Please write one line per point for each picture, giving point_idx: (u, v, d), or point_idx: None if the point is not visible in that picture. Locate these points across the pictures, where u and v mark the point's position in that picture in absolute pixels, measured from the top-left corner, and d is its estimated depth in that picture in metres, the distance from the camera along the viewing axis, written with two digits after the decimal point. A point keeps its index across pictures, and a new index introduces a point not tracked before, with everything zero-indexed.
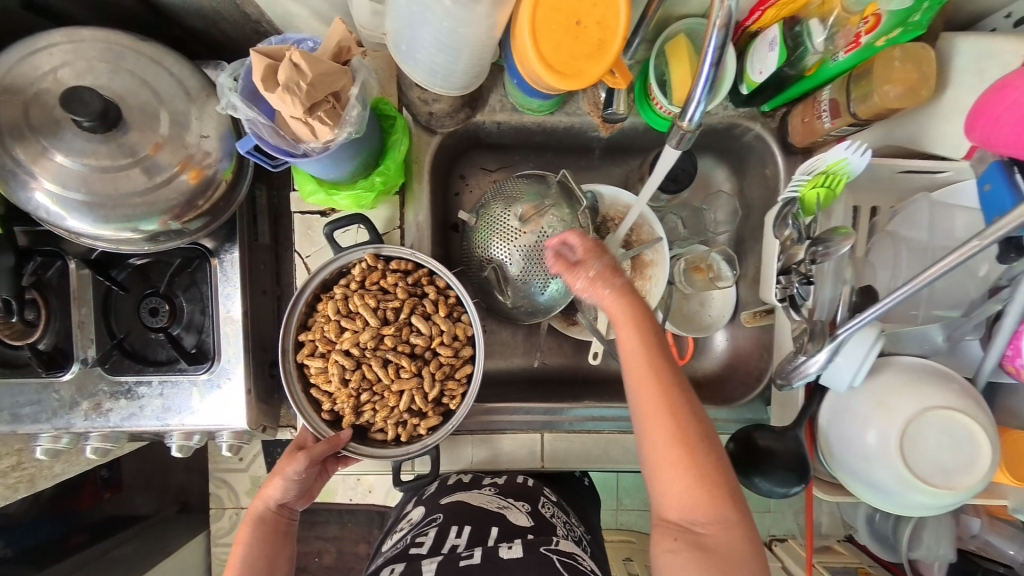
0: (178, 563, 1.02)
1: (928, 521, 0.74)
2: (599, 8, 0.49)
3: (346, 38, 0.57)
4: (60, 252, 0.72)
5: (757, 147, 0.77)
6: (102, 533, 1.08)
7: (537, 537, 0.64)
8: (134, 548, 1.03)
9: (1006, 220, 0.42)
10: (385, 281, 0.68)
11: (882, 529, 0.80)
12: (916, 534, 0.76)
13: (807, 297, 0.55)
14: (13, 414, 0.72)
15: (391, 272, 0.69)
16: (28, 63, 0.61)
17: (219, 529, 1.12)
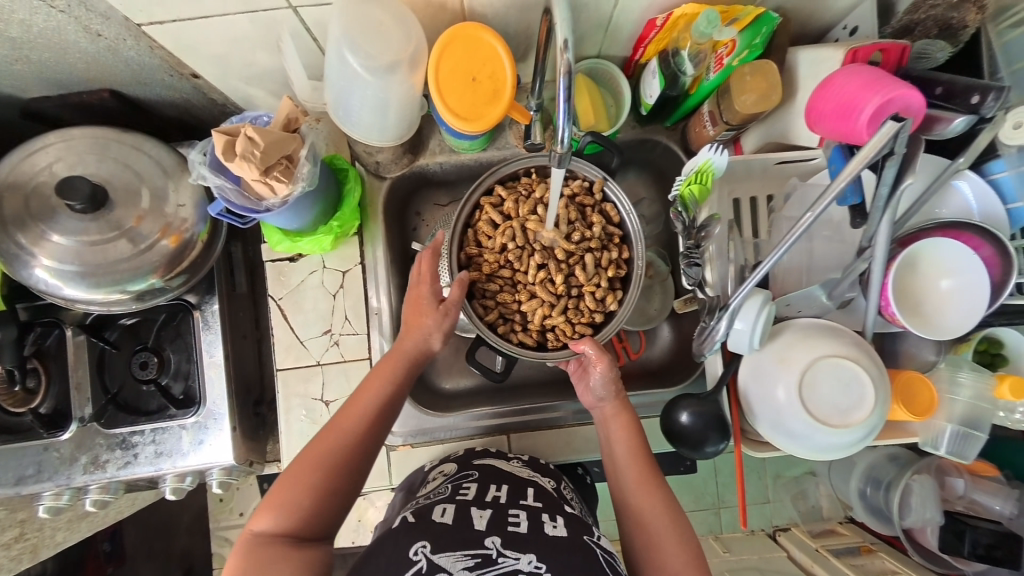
0: None
1: (914, 490, 0.81)
2: (489, 65, 0.62)
3: (292, 111, 0.69)
4: (58, 321, 0.80)
5: (669, 157, 0.88)
6: None
7: (574, 515, 0.68)
8: None
9: (827, 192, 0.51)
10: (591, 212, 0.76)
11: (876, 503, 0.88)
12: (905, 501, 0.82)
13: (698, 276, 0.65)
14: (18, 477, 0.78)
15: (597, 210, 0.77)
16: (27, 162, 0.72)
17: None
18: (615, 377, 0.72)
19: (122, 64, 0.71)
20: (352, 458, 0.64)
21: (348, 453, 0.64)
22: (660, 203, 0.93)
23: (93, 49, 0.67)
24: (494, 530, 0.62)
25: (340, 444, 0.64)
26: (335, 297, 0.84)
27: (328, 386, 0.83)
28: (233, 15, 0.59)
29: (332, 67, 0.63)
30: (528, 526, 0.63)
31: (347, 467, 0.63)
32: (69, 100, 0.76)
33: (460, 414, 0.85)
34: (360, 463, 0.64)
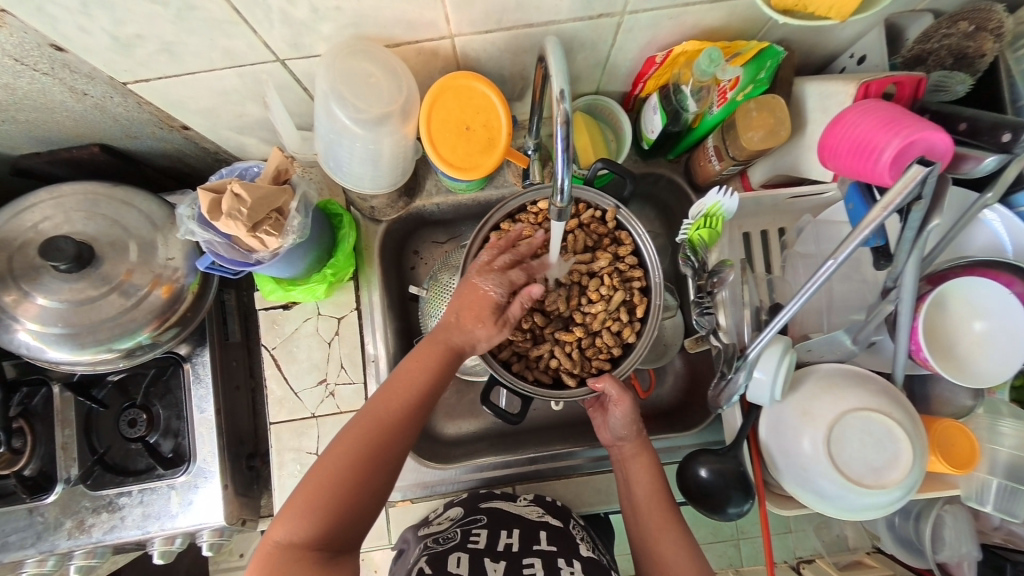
0: None
1: (945, 516, 0.70)
2: (483, 114, 0.60)
3: (282, 162, 0.66)
4: (45, 378, 0.78)
5: (673, 189, 0.85)
6: None
7: (592, 558, 0.63)
8: None
9: (847, 240, 0.46)
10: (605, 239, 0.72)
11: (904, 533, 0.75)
12: (936, 532, 0.71)
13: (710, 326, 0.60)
14: (1, 544, 0.75)
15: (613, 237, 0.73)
16: (16, 221, 0.71)
17: None
18: (636, 418, 0.65)
19: (110, 121, 0.70)
20: (379, 460, 0.56)
21: (378, 453, 0.56)
22: (664, 236, 0.90)
23: (80, 107, 0.66)
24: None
25: (370, 444, 0.56)
26: (330, 345, 0.81)
27: (323, 439, 0.78)
28: (220, 72, 0.60)
29: (321, 121, 0.62)
30: None
31: (373, 471, 0.56)
32: (59, 156, 0.76)
33: (462, 465, 0.78)
34: (389, 466, 0.57)
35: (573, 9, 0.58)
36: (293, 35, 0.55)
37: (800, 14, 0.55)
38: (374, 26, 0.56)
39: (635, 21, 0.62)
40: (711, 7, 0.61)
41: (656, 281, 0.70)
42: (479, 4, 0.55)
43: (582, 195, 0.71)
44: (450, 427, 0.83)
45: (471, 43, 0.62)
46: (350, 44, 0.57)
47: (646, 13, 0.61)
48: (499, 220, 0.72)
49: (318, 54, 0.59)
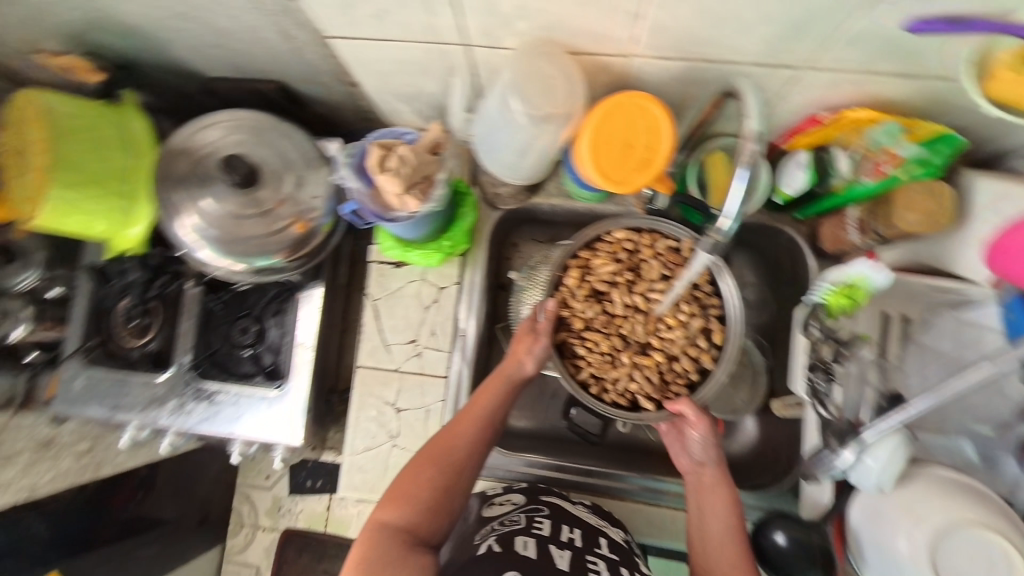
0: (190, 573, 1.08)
1: None
2: (649, 135, 0.60)
3: (440, 136, 0.71)
4: (183, 274, 0.88)
5: (791, 248, 0.82)
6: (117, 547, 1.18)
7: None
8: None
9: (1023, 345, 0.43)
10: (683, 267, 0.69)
11: None
12: None
13: (831, 394, 0.60)
14: (117, 404, 0.86)
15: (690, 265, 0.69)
16: (200, 132, 0.81)
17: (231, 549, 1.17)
18: (713, 441, 0.64)
19: (300, 65, 0.79)
20: (462, 474, 0.58)
21: (460, 467, 0.59)
22: (768, 291, 0.87)
23: (283, 49, 0.75)
24: (578, 574, 0.56)
25: (454, 458, 0.59)
26: (427, 310, 0.86)
27: (402, 394, 0.83)
28: (414, 44, 0.66)
29: (493, 106, 0.66)
30: None
31: (457, 483, 0.58)
32: (246, 86, 0.86)
33: (521, 457, 0.80)
34: (469, 480, 0.59)
35: (760, 54, 0.59)
36: (491, 25, 0.60)
37: (1011, 109, 0.53)
38: (565, 33, 0.59)
39: (814, 77, 0.62)
40: (900, 79, 0.60)
41: (732, 309, 0.66)
42: (673, 30, 0.57)
43: (656, 227, 0.71)
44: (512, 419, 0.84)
45: (645, 65, 0.64)
46: (538, 44, 0.61)
47: (830, 71, 0.60)
48: (576, 249, 0.72)
49: (504, 47, 0.63)
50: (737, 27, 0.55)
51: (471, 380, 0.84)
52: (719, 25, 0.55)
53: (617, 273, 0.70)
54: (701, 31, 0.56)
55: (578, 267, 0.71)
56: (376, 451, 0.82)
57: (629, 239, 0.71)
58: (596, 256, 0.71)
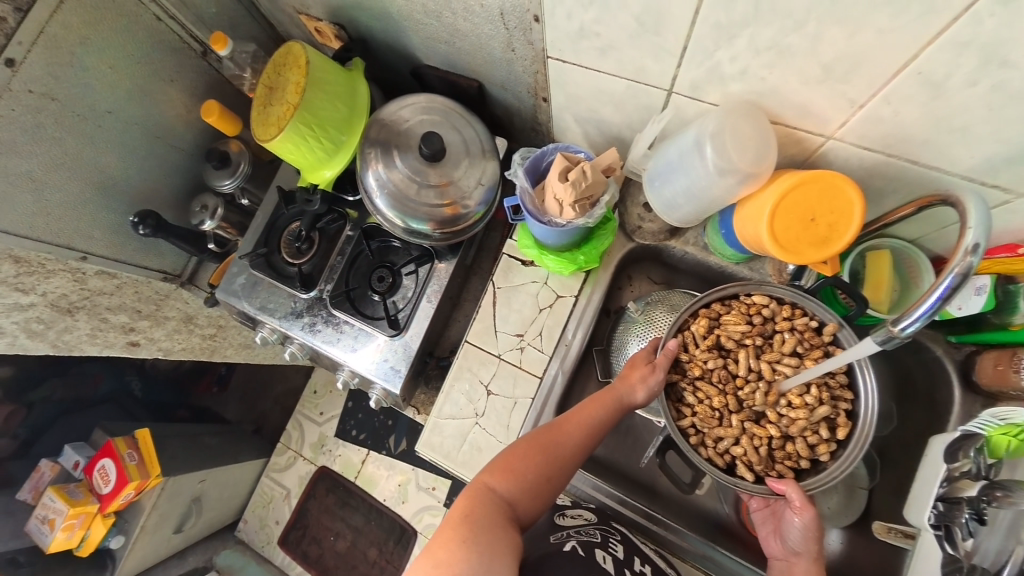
0: (240, 473, 1.44)
1: None
2: (836, 216, 0.58)
3: (614, 161, 0.77)
4: (347, 216, 1.02)
5: (932, 369, 0.77)
6: (198, 415, 1.70)
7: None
8: (216, 442, 1.48)
9: None
10: (822, 351, 0.68)
11: None
12: None
13: (971, 535, 0.55)
14: (263, 306, 1.01)
15: (828, 351, 0.68)
16: (404, 107, 0.94)
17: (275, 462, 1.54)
18: (815, 536, 0.61)
19: (504, 72, 0.89)
20: (563, 470, 0.62)
21: (562, 463, 0.62)
22: (890, 405, 0.82)
23: (497, 57, 0.85)
24: None
25: (560, 453, 0.62)
26: (540, 312, 0.91)
27: (496, 378, 0.89)
28: (620, 79, 0.73)
29: (681, 148, 0.71)
30: None
31: (557, 477, 0.62)
32: (448, 76, 0.99)
33: (591, 479, 0.81)
34: (565, 478, 0.63)
35: (973, 169, 0.58)
36: (704, 79, 0.65)
37: None
38: (774, 102, 0.63)
39: None
40: None
41: (867, 409, 0.64)
42: (888, 126, 0.58)
43: (801, 302, 0.70)
44: None
45: (840, 149, 0.65)
46: (742, 106, 0.64)
47: None
48: (709, 300, 0.74)
49: (706, 100, 0.68)
50: (961, 139, 0.55)
51: (563, 389, 0.88)
52: (942, 132, 0.55)
53: (748, 335, 0.71)
54: (920, 133, 0.56)
55: (706, 317, 0.73)
56: (459, 422, 0.88)
57: (770, 306, 0.72)
58: (728, 312, 0.73)
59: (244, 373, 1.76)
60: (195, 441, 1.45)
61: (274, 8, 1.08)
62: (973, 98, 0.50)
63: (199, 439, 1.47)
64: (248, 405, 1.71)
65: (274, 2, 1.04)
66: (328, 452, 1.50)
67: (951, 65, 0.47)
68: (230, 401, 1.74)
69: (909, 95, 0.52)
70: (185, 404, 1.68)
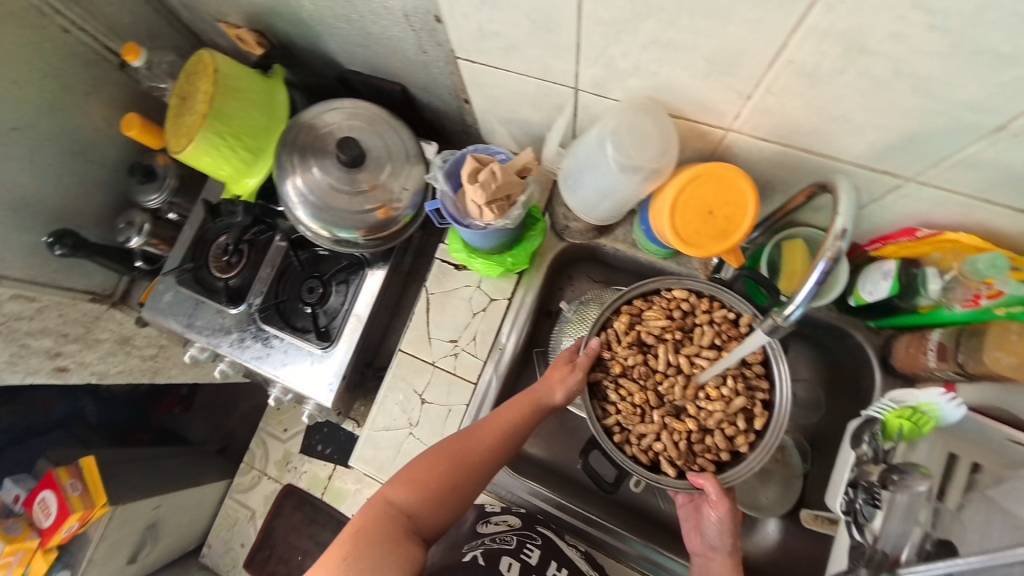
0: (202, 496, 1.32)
1: None
2: (731, 208, 0.62)
3: (530, 161, 0.76)
4: (275, 226, 0.99)
5: (856, 355, 0.78)
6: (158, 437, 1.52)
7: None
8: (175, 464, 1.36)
9: None
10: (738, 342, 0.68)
11: None
12: None
13: (870, 519, 0.56)
14: (191, 323, 0.98)
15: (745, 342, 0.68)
16: (325, 113, 0.91)
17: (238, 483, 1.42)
18: (731, 529, 0.61)
19: (424, 74, 0.88)
20: (469, 478, 0.63)
21: (469, 471, 0.63)
22: (821, 393, 0.82)
23: (413, 58, 0.84)
24: None
25: (467, 462, 0.63)
26: (474, 316, 0.90)
27: (430, 387, 0.87)
28: (528, 78, 0.72)
29: (588, 147, 0.70)
30: None
31: (463, 485, 0.63)
32: (372, 81, 0.97)
33: (527, 484, 0.79)
34: (474, 485, 0.64)
35: (862, 156, 0.58)
36: (603, 76, 0.64)
37: None
38: (672, 97, 0.63)
39: (920, 191, 0.59)
40: (1016, 214, 0.56)
41: (782, 398, 0.64)
42: (778, 117, 0.58)
43: (719, 295, 0.70)
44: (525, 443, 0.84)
45: (742, 142, 0.65)
46: (643, 102, 0.64)
47: (937, 189, 0.58)
48: (631, 296, 0.73)
49: (610, 97, 0.68)
50: (845, 127, 0.55)
51: (497, 394, 0.86)
52: (827, 120, 0.55)
53: (668, 329, 0.70)
54: (807, 123, 0.57)
55: (628, 313, 0.72)
56: (394, 433, 0.86)
57: (688, 299, 0.72)
58: (650, 308, 0.72)
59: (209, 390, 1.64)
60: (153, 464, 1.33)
61: (194, 17, 1.05)
62: (845, 86, 0.50)
63: (160, 462, 1.36)
64: (213, 424, 1.60)
65: (192, 9, 1.01)
66: (294, 469, 1.30)
67: (817, 53, 0.48)
68: (195, 421, 1.61)
69: (788, 85, 0.53)
70: (146, 427, 1.54)
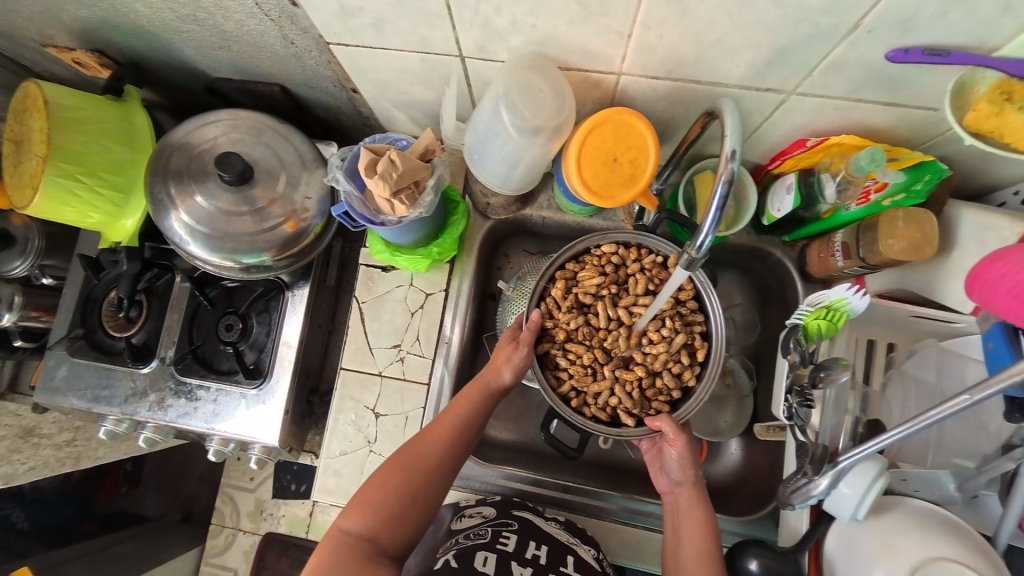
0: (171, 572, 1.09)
1: None
2: (632, 151, 0.64)
3: (431, 142, 0.73)
4: (172, 267, 0.89)
5: (779, 271, 0.82)
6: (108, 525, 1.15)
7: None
8: (132, 548, 1.10)
9: (1013, 370, 0.40)
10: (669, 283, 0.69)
11: None
12: None
13: (805, 418, 0.60)
14: (95, 396, 0.86)
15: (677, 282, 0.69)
16: (199, 131, 0.82)
17: (213, 548, 1.18)
18: (692, 462, 0.64)
19: (301, 68, 0.80)
20: (426, 485, 0.62)
21: (425, 477, 0.62)
22: (756, 313, 0.86)
23: (282, 53, 0.77)
24: None
25: (421, 469, 0.62)
26: (413, 315, 0.86)
27: (382, 399, 0.83)
28: (409, 53, 0.67)
29: (484, 118, 0.67)
30: None
31: (422, 493, 0.61)
32: (247, 86, 0.88)
33: (499, 470, 0.77)
34: (435, 490, 0.62)
35: (745, 77, 0.60)
36: (484, 39, 0.61)
37: (991, 141, 0.53)
38: (557, 49, 0.61)
39: (801, 102, 0.62)
40: (884, 108, 0.60)
41: (717, 327, 0.67)
42: (660, 52, 0.58)
43: (643, 242, 0.70)
44: (489, 430, 0.82)
45: (635, 84, 0.65)
46: (530, 59, 0.62)
47: (815, 98, 0.61)
48: (562, 261, 0.71)
49: (497, 60, 0.65)
50: (723, 51, 0.56)
51: (453, 389, 0.83)
52: (706, 47, 0.55)
53: (603, 286, 0.70)
54: (688, 52, 0.57)
55: (562, 279, 0.71)
56: (352, 456, 0.81)
57: (616, 251, 0.71)
58: (583, 268, 0.71)
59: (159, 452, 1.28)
60: (104, 559, 1.05)
61: (14, 45, 0.89)
62: (714, 9, 0.50)
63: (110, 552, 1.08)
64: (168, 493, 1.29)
65: (9, 36, 0.86)
66: (270, 516, 1.17)
67: None
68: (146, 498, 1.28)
69: (662, 17, 0.52)
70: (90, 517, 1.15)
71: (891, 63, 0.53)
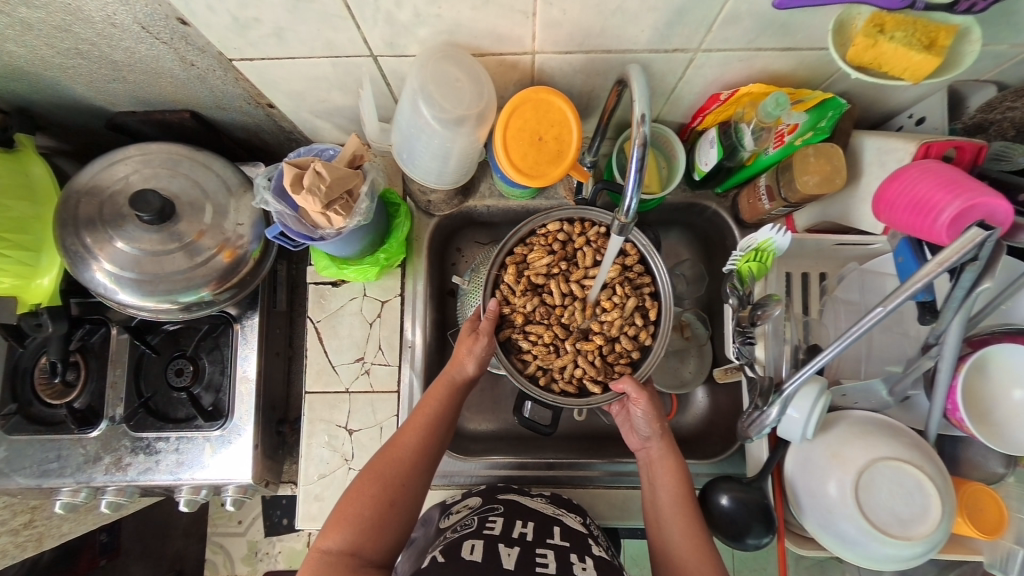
0: None
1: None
2: (556, 128, 0.66)
3: (359, 148, 0.72)
4: (105, 320, 0.83)
5: (716, 222, 0.86)
6: None
7: (603, 558, 0.63)
8: None
9: (916, 277, 0.44)
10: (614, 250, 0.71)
11: None
12: None
13: (748, 355, 0.64)
14: (42, 470, 0.80)
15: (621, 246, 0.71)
16: (107, 171, 0.77)
17: None
18: (658, 416, 0.66)
19: (207, 90, 0.76)
20: (403, 489, 0.62)
21: (401, 481, 0.62)
22: (702, 265, 0.90)
23: (183, 76, 0.72)
24: (525, 567, 0.58)
25: (396, 473, 0.62)
26: (371, 326, 0.84)
27: (354, 415, 0.81)
28: (318, 59, 0.65)
29: (405, 114, 0.66)
30: (557, 569, 0.58)
31: (400, 498, 0.61)
32: (152, 116, 0.83)
33: (481, 460, 0.78)
34: (413, 493, 0.62)
35: (652, 41, 0.61)
36: (390, 34, 0.60)
37: (874, 71, 0.58)
38: (466, 35, 0.60)
39: (708, 59, 0.65)
40: (783, 54, 0.64)
41: (663, 285, 0.69)
42: (567, 26, 0.59)
43: (586, 215, 0.71)
44: (468, 424, 0.83)
45: (550, 61, 0.65)
46: (442, 49, 0.62)
47: (719, 53, 0.63)
48: (511, 246, 0.72)
49: (409, 54, 0.64)
50: (625, 18, 0.57)
51: (424, 390, 0.83)
52: (608, 16, 0.57)
53: (552, 264, 0.71)
54: (594, 23, 0.58)
55: (513, 263, 0.71)
56: (332, 477, 0.80)
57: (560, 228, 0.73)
58: (531, 250, 0.72)
59: (134, 515, 1.20)
60: None
61: None
62: None
63: None
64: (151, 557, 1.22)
65: None
66: (266, 555, 1.13)
67: None
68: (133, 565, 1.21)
69: None
70: None
71: (779, 10, 0.56)
